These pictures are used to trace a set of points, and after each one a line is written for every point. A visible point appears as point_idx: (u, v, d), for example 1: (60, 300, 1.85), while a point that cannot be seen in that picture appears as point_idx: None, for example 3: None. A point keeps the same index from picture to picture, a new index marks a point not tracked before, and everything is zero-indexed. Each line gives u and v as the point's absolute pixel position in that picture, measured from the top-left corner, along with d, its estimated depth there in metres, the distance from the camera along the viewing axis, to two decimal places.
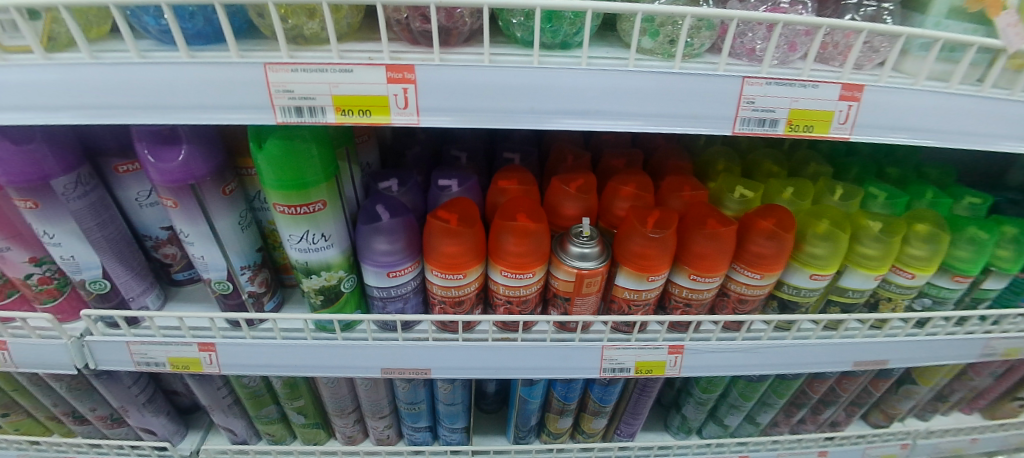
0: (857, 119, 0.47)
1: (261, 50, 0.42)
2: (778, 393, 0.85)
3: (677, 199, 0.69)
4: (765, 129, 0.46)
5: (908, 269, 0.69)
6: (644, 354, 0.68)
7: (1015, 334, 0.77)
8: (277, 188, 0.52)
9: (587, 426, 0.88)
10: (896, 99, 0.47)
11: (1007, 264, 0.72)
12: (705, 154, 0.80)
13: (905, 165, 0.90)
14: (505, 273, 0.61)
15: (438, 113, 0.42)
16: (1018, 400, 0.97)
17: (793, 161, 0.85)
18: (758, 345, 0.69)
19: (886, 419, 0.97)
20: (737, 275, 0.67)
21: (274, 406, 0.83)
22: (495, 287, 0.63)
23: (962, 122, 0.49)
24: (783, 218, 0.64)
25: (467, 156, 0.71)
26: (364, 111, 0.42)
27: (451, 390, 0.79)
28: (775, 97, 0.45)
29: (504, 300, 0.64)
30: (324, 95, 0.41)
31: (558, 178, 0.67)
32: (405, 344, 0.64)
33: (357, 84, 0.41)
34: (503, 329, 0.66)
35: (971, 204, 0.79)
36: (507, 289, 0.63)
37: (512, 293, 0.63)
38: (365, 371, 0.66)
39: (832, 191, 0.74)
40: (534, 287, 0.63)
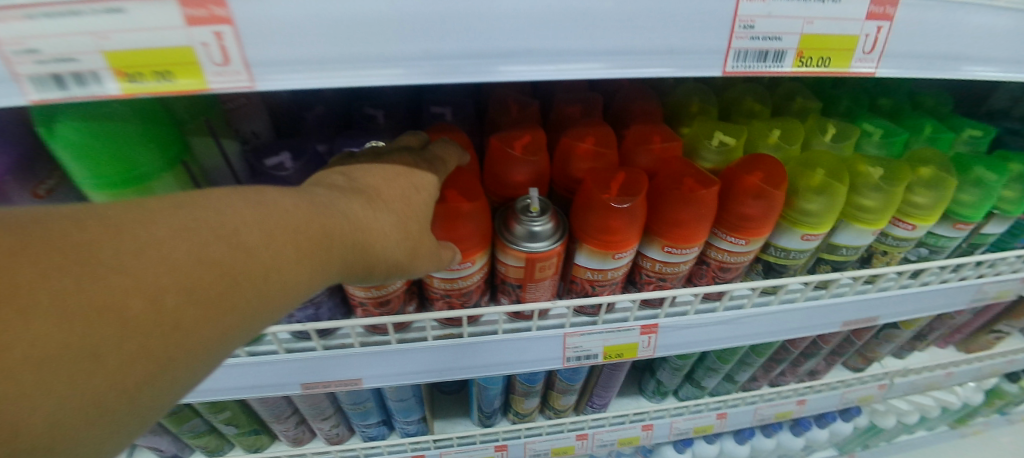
0: (886, 46, 0.35)
1: None
2: (757, 352, 0.79)
3: (645, 153, 0.56)
4: (768, 65, 0.34)
5: (909, 220, 0.60)
6: (613, 338, 0.59)
7: (1008, 276, 0.72)
8: (98, 188, 0.38)
9: (556, 403, 0.81)
10: (939, 17, 0.35)
11: (1011, 206, 0.64)
12: (676, 94, 0.68)
13: (899, 93, 0.79)
14: None
15: (292, 66, 0.28)
16: (993, 332, 0.96)
17: (777, 96, 0.73)
18: (741, 315, 0.61)
19: (864, 361, 0.92)
20: (717, 241, 0.57)
21: (199, 419, 0.72)
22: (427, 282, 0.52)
23: (1011, 45, 0.38)
24: (772, 172, 0.53)
25: (384, 114, 0.56)
26: (161, 73, 0.28)
27: (399, 386, 0.69)
28: (781, 18, 0.32)
29: (442, 295, 0.53)
30: (91, 53, 0.26)
31: (499, 137, 0.54)
32: (326, 354, 0.53)
33: (137, 31, 0.26)
34: (445, 326, 0.56)
35: (972, 137, 0.70)
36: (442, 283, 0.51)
37: (450, 287, 0.51)
38: (284, 387, 0.55)
39: (823, 131, 0.63)
40: (476, 278, 0.52)
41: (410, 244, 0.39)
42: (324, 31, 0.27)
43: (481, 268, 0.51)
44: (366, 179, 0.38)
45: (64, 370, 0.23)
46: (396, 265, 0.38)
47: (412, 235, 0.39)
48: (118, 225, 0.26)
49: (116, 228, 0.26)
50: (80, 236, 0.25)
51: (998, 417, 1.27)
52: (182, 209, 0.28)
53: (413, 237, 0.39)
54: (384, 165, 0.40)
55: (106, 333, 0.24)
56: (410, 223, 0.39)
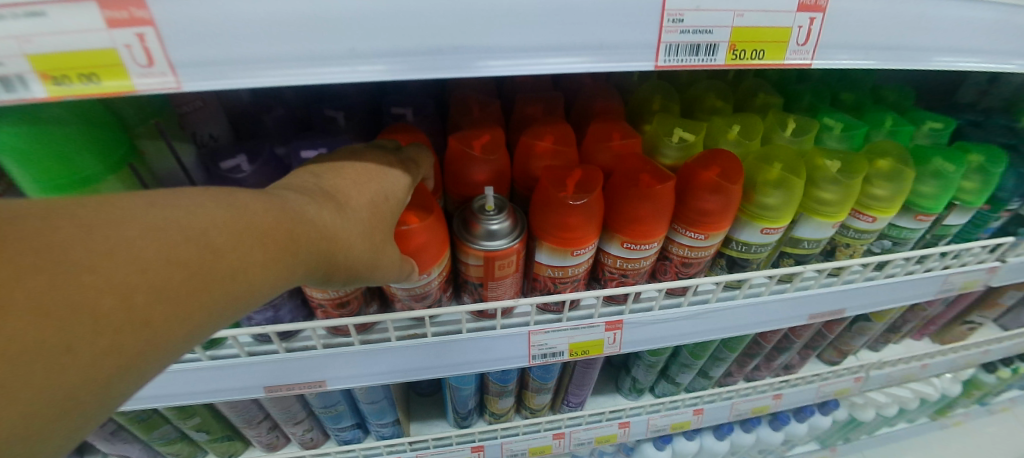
0: (820, 37, 0.36)
1: None
2: (729, 347, 0.80)
3: (605, 150, 0.57)
4: (701, 58, 0.34)
5: (869, 212, 0.61)
6: (578, 335, 0.59)
7: (973, 267, 0.73)
8: (42, 192, 0.38)
9: (531, 402, 0.81)
10: (870, 9, 0.35)
11: (971, 197, 0.65)
12: (640, 91, 0.68)
13: (862, 88, 0.80)
14: None
15: (218, 68, 0.29)
16: (966, 323, 0.97)
17: (741, 92, 0.73)
18: (706, 310, 0.61)
19: (839, 355, 0.94)
20: (678, 237, 0.57)
21: (169, 426, 0.71)
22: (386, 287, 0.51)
23: (942, 34, 0.38)
24: (729, 167, 0.53)
25: (344, 116, 0.56)
26: (87, 75, 0.28)
27: (370, 389, 0.69)
28: (708, 12, 0.32)
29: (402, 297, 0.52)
30: (13, 56, 0.26)
31: (457, 137, 0.54)
32: (287, 357, 0.53)
33: (59, 34, 0.26)
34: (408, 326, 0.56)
35: (932, 130, 0.71)
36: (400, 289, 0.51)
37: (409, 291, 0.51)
38: (246, 391, 0.55)
39: (783, 126, 0.64)
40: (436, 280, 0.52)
41: (381, 254, 0.40)
42: (244, 29, 0.28)
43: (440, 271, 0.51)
44: (334, 184, 0.39)
45: (36, 365, 0.22)
46: (360, 270, 0.39)
47: (378, 242, 0.39)
48: (95, 221, 0.25)
49: (87, 225, 0.25)
50: (52, 235, 0.24)
51: (978, 408, 1.29)
52: (155, 208, 0.28)
53: (384, 246, 0.40)
54: (355, 169, 0.41)
55: (78, 328, 0.23)
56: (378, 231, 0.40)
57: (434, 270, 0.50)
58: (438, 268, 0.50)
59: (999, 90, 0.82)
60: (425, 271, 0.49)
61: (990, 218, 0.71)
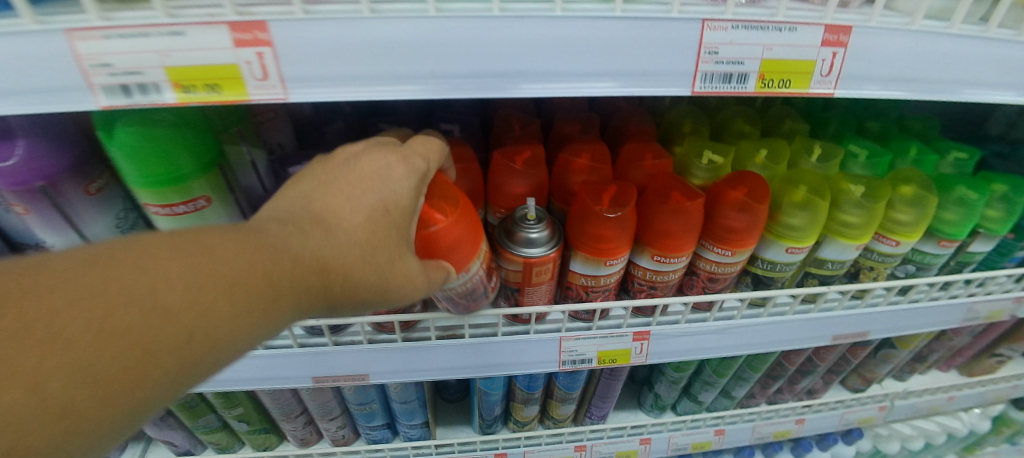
0: (841, 69, 0.39)
1: (67, 9, 0.31)
2: (753, 367, 0.81)
3: (638, 169, 0.61)
4: (733, 86, 0.38)
5: (892, 236, 0.63)
6: (607, 343, 0.62)
7: (998, 295, 0.74)
8: (144, 186, 0.43)
9: (555, 412, 0.83)
10: (887, 45, 0.39)
11: (995, 225, 0.67)
12: (671, 115, 0.72)
13: (887, 118, 0.82)
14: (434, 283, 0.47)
15: (317, 85, 0.33)
16: (995, 356, 0.96)
17: (768, 119, 0.77)
18: (730, 326, 0.64)
19: (864, 382, 0.94)
20: (706, 252, 0.60)
21: (213, 415, 0.76)
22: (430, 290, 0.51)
23: (955, 68, 0.42)
24: (756, 187, 0.57)
25: (398, 129, 0.61)
26: (211, 86, 0.33)
27: (403, 388, 0.73)
28: (743, 45, 0.36)
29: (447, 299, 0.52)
30: (155, 67, 0.32)
31: (502, 152, 0.58)
32: (336, 350, 0.57)
33: (196, 51, 0.31)
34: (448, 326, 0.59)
35: (956, 160, 0.73)
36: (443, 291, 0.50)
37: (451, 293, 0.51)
38: (295, 381, 0.59)
39: (809, 152, 0.67)
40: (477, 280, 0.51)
41: (385, 276, 0.38)
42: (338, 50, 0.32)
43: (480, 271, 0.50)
44: (322, 205, 0.37)
45: None
46: (360, 297, 0.37)
47: (377, 264, 0.37)
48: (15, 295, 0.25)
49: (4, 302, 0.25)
50: None
51: (1008, 447, 1.25)
52: (92, 272, 0.27)
53: (389, 264, 0.38)
54: (348, 180, 0.39)
55: None
56: (377, 252, 0.37)
57: (473, 269, 0.49)
58: (477, 267, 0.49)
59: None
60: (464, 270, 0.48)
61: (1015, 246, 0.72)
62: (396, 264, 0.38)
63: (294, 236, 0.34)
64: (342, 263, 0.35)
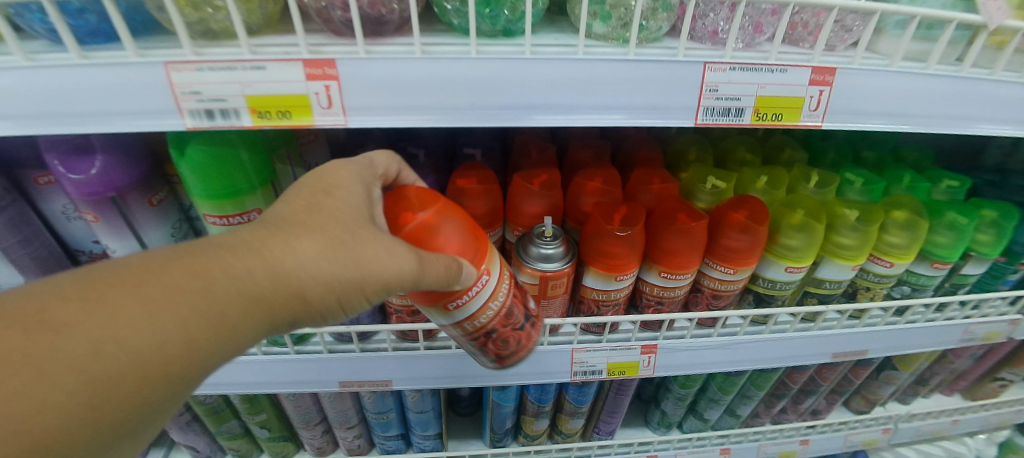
0: (828, 105, 0.44)
1: (164, 48, 0.37)
2: (757, 385, 0.84)
3: (647, 192, 0.65)
4: (732, 119, 0.43)
5: (887, 257, 0.67)
6: (616, 355, 0.65)
7: (994, 318, 0.77)
8: (205, 199, 0.48)
9: (565, 426, 0.86)
10: (869, 84, 0.44)
11: (987, 248, 0.71)
12: (677, 143, 0.77)
13: (882, 148, 0.87)
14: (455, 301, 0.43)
15: (371, 113, 0.38)
16: (997, 380, 0.98)
17: (768, 148, 0.82)
18: (734, 341, 0.67)
19: (868, 405, 0.96)
20: (710, 270, 0.64)
21: (235, 421, 0.79)
22: (468, 332, 0.46)
23: (932, 104, 0.47)
24: (756, 210, 0.61)
25: (425, 153, 0.66)
26: (283, 112, 0.38)
27: (420, 398, 0.76)
28: (740, 84, 0.41)
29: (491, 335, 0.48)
30: (236, 96, 0.37)
31: (521, 174, 0.63)
32: (363, 356, 0.61)
33: (273, 82, 0.37)
34: (484, 365, 0.52)
35: (948, 187, 0.78)
36: (478, 323, 0.46)
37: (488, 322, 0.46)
38: (323, 385, 0.63)
39: (807, 179, 0.71)
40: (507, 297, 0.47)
41: (336, 265, 0.35)
42: (389, 85, 0.37)
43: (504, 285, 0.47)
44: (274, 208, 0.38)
45: None
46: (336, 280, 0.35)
47: (342, 241, 0.36)
48: None
49: None
50: None
51: None
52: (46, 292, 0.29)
53: (336, 252, 0.35)
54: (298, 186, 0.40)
55: None
56: (329, 243, 0.35)
57: (493, 275, 0.45)
58: (496, 274, 0.45)
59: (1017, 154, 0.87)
60: (482, 274, 0.44)
61: (1007, 269, 0.76)
62: (348, 249, 0.36)
63: (222, 241, 0.34)
64: (278, 257, 0.34)
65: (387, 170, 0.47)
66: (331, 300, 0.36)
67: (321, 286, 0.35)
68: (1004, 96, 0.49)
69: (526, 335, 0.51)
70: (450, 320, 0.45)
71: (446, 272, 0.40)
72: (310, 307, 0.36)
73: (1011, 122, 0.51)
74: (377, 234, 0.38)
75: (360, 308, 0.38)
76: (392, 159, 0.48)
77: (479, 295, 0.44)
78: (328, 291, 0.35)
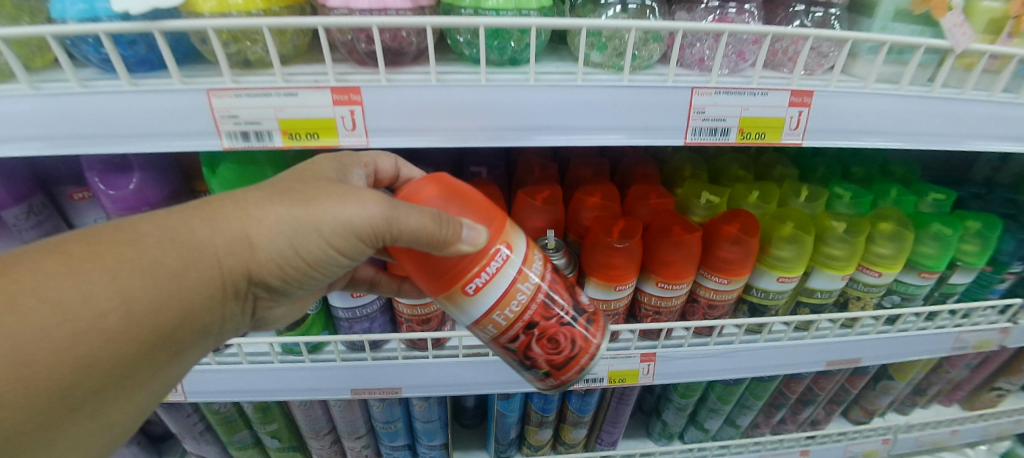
0: (808, 124, 0.48)
1: (205, 76, 0.42)
2: (755, 395, 0.86)
3: (644, 207, 0.69)
4: (718, 138, 0.46)
5: (875, 267, 0.70)
6: (617, 363, 0.69)
7: (984, 326, 0.80)
8: None
9: (568, 436, 0.87)
10: (846, 104, 0.48)
11: (972, 258, 0.74)
12: (673, 161, 0.81)
13: (870, 163, 0.91)
14: (473, 283, 0.40)
15: (390, 133, 0.42)
16: (994, 390, 0.99)
17: (760, 165, 0.86)
18: (729, 350, 0.70)
19: (866, 415, 0.98)
20: (705, 281, 0.67)
21: (247, 431, 0.81)
22: (504, 326, 0.42)
23: (907, 122, 0.51)
24: (748, 223, 0.64)
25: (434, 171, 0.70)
26: (312, 134, 0.42)
27: (427, 407, 0.79)
28: (724, 106, 0.45)
29: (535, 331, 0.43)
30: (270, 119, 0.41)
31: (525, 190, 0.67)
32: (374, 363, 0.64)
33: (304, 107, 0.41)
34: (547, 382, 0.46)
35: (935, 201, 0.80)
36: (511, 311, 0.42)
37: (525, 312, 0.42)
38: (336, 392, 0.66)
39: (797, 193, 0.75)
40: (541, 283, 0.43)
41: (279, 210, 0.37)
42: (407, 108, 0.41)
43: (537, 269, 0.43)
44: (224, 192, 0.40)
45: None
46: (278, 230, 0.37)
47: (281, 195, 0.38)
48: None
49: None
50: None
51: None
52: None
53: (275, 202, 0.37)
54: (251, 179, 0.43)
55: None
56: (266, 199, 0.37)
57: (516, 250, 0.42)
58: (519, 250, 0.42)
59: (1004, 169, 0.91)
60: (499, 246, 0.41)
61: (994, 278, 0.78)
62: (289, 198, 0.38)
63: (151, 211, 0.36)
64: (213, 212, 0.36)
65: (381, 165, 0.50)
66: (281, 246, 0.38)
67: (266, 231, 0.37)
68: (977, 113, 0.52)
69: (583, 333, 0.45)
70: (480, 310, 0.41)
71: (432, 220, 0.37)
72: (258, 256, 0.37)
73: (989, 138, 0.54)
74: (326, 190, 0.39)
75: (318, 255, 0.39)
76: (389, 159, 0.51)
77: (500, 272, 0.40)
78: (274, 237, 0.37)
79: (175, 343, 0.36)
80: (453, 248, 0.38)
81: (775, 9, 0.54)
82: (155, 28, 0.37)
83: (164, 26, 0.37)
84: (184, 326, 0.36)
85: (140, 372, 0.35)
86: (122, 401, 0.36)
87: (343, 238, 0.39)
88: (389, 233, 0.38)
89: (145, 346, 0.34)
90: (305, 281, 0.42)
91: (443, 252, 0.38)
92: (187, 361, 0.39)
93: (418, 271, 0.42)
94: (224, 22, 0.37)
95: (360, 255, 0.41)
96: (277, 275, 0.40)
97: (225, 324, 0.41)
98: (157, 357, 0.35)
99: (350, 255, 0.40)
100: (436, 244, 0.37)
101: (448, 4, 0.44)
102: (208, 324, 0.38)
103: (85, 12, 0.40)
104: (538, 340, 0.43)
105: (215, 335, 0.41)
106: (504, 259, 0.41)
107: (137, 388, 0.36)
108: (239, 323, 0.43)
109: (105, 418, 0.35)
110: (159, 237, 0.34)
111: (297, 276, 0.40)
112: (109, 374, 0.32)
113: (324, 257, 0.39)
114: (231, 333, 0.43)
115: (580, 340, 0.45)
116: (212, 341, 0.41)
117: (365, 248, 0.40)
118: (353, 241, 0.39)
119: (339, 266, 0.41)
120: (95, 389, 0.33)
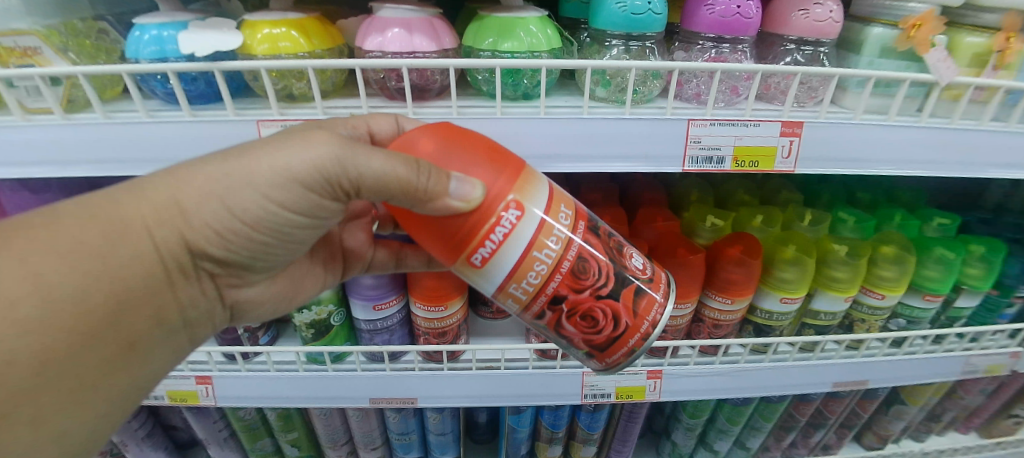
0: (799, 153, 0.51)
1: (257, 109, 0.48)
2: (764, 417, 0.87)
3: (650, 228, 0.72)
4: (714, 165, 0.50)
5: (878, 290, 0.71)
6: (624, 380, 0.71)
7: (994, 350, 0.80)
8: None
9: (577, 454, 0.89)
10: (838, 134, 0.51)
11: (976, 282, 0.74)
12: (679, 187, 0.85)
13: (877, 188, 0.91)
14: (483, 252, 0.39)
15: None
16: (1012, 418, 0.98)
17: (765, 190, 0.88)
18: (734, 369, 0.73)
19: (879, 441, 0.99)
20: (709, 301, 0.70)
21: (268, 439, 0.85)
22: (528, 303, 0.42)
23: (904, 150, 0.53)
24: (750, 245, 0.67)
25: None
26: None
27: (441, 420, 0.82)
28: (719, 136, 0.49)
29: (566, 310, 0.43)
30: None
31: None
32: (393, 374, 0.68)
33: None
34: (585, 360, 0.48)
35: (940, 224, 0.80)
36: (531, 287, 0.41)
37: (551, 289, 0.41)
38: (355, 401, 0.69)
39: (800, 218, 0.77)
40: (567, 257, 0.41)
41: (208, 170, 0.39)
42: None
43: (559, 239, 0.40)
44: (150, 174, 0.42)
45: None
46: (211, 194, 0.39)
47: (210, 159, 0.39)
48: None
49: None
50: None
51: None
52: None
53: (203, 163, 0.39)
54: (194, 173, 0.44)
55: None
56: (193, 167, 0.39)
57: (527, 216, 0.39)
58: (532, 216, 0.39)
59: (1015, 195, 0.91)
60: (512, 201, 0.38)
61: (1002, 302, 0.78)
62: (217, 157, 0.39)
63: (77, 197, 0.38)
64: (138, 186, 0.39)
65: (376, 126, 0.45)
66: (214, 208, 0.39)
67: (195, 194, 0.39)
68: (973, 142, 0.53)
69: (621, 310, 0.44)
70: (495, 286, 0.41)
71: (396, 165, 0.36)
72: (190, 222, 0.39)
73: (987, 164, 0.55)
74: (266, 144, 0.39)
75: (259, 214, 0.40)
76: (387, 117, 0.46)
77: (512, 241, 0.39)
78: (205, 197, 0.39)
79: (112, 329, 0.38)
80: (441, 201, 0.35)
81: (767, 47, 0.59)
82: (216, 68, 0.42)
83: (224, 66, 0.42)
84: (119, 309, 0.38)
85: (80, 364, 0.36)
86: (62, 399, 0.37)
87: (286, 189, 0.39)
88: (342, 175, 0.39)
89: (79, 332, 0.35)
90: (254, 245, 0.44)
91: (428, 204, 0.36)
92: (141, 352, 0.41)
93: (428, 241, 0.41)
94: (274, 63, 0.42)
95: (306, 210, 0.41)
96: (219, 241, 0.42)
97: (177, 307, 0.43)
98: (94, 346, 0.37)
99: (298, 210, 0.41)
100: (413, 193, 0.36)
101: (469, 46, 0.50)
102: (149, 308, 0.41)
103: (156, 53, 0.46)
104: (571, 319, 0.43)
105: (165, 324, 0.43)
106: (512, 226, 0.38)
107: (86, 385, 0.38)
108: (196, 307, 0.46)
109: (55, 421, 0.37)
110: (78, 217, 0.36)
111: (240, 240, 0.43)
112: (38, 366, 0.34)
113: (267, 214, 0.40)
114: (191, 319, 0.46)
115: (619, 318, 0.44)
116: (168, 330, 0.44)
117: (314, 199, 0.41)
118: (297, 192, 0.39)
119: (291, 223, 0.42)
120: (29, 388, 0.34)
